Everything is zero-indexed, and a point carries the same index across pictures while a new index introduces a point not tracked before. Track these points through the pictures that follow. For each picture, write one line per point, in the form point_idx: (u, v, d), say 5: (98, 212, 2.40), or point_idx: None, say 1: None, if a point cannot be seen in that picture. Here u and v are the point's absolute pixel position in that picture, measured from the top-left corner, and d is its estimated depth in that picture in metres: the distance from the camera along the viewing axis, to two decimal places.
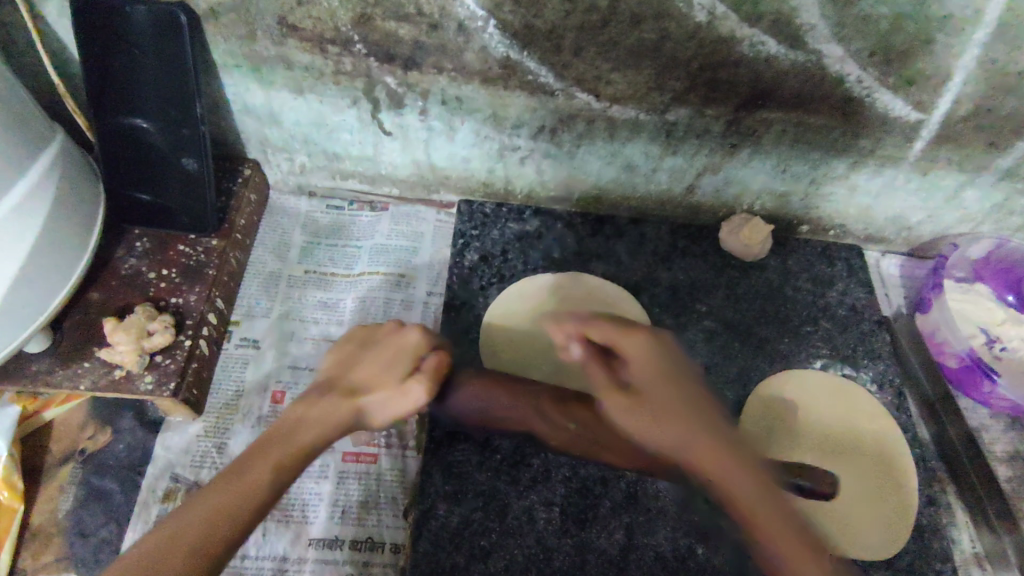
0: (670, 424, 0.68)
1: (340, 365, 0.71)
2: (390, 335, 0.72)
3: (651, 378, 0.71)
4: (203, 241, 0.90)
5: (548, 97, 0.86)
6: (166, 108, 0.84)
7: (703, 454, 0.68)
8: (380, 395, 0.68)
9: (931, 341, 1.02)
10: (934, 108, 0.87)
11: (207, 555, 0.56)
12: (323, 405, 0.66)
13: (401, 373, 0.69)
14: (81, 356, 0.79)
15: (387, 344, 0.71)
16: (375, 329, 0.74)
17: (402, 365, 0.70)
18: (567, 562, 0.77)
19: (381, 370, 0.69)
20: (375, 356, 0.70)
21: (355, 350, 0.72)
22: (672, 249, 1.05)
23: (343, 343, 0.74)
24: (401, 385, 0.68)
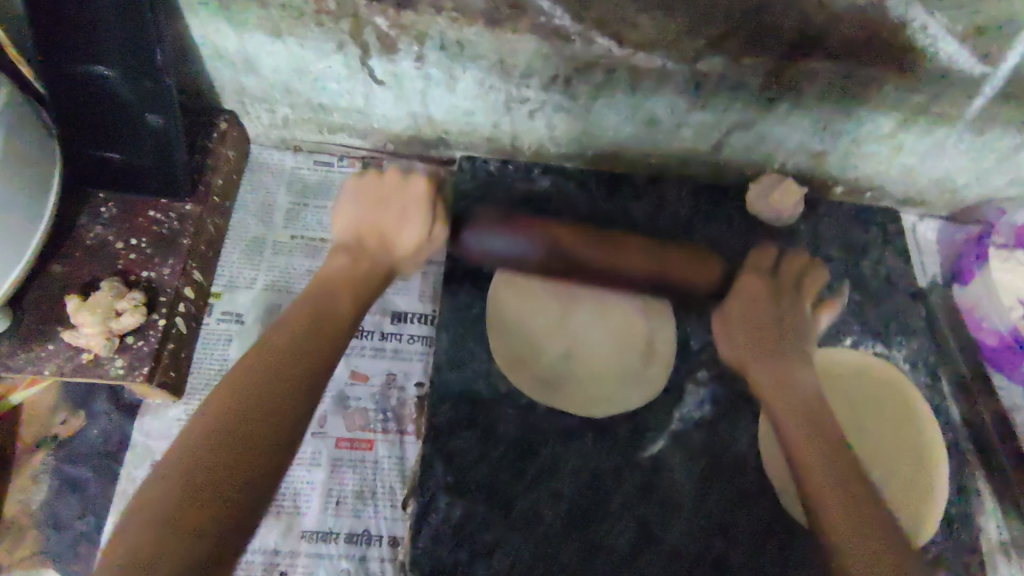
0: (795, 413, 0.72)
1: (356, 223, 0.75)
2: (399, 186, 0.75)
3: (763, 341, 0.78)
4: (177, 206, 0.81)
5: (562, 42, 0.75)
6: (128, 55, 0.73)
7: (808, 442, 0.69)
8: (410, 244, 0.74)
9: (970, 316, 0.97)
10: (1003, 61, 0.76)
11: (282, 415, 0.55)
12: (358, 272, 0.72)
13: (422, 222, 0.74)
14: (44, 338, 0.72)
15: (398, 197, 0.75)
16: (386, 183, 0.76)
17: (418, 210, 0.74)
18: (576, 558, 0.73)
19: (400, 217, 0.74)
20: (392, 208, 0.75)
21: (368, 206, 0.75)
22: (694, 213, 0.95)
23: (353, 199, 0.77)
24: (429, 231, 0.75)
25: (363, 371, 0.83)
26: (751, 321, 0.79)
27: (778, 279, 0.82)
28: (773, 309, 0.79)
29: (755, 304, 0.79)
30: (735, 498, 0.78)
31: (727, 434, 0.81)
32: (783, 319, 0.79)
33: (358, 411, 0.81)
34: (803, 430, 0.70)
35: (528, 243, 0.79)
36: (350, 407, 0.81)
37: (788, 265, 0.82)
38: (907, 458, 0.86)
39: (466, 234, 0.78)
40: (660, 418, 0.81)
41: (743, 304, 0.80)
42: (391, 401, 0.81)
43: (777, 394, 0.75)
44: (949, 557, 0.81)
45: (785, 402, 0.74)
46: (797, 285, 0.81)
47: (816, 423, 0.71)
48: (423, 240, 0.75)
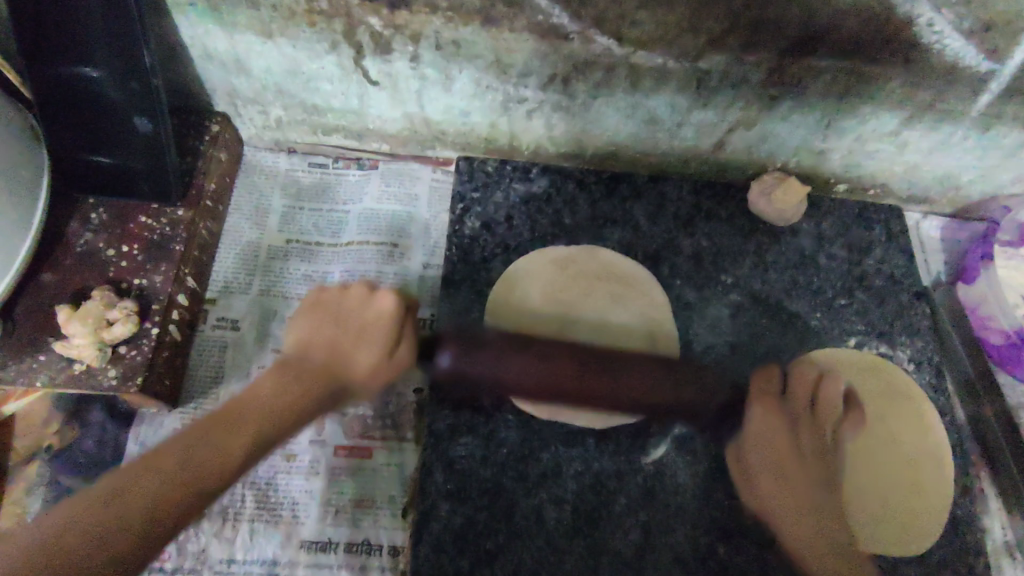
0: (789, 460, 0.73)
1: (305, 344, 0.68)
2: (359, 304, 0.69)
3: (789, 461, 0.73)
4: (168, 211, 0.79)
5: (561, 41, 0.73)
6: (117, 57, 0.71)
7: (813, 518, 0.71)
8: (362, 371, 0.67)
9: (974, 315, 0.95)
10: (1010, 58, 0.75)
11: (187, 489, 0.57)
12: (293, 387, 0.65)
13: (382, 348, 0.68)
14: (35, 349, 0.70)
15: (360, 316, 0.68)
16: (345, 300, 0.70)
17: (381, 340, 0.68)
18: (578, 565, 0.72)
19: (356, 347, 0.67)
20: (350, 331, 0.68)
21: (326, 317, 0.69)
22: (695, 212, 0.94)
23: (313, 308, 0.70)
24: (382, 361, 0.67)
25: None
26: (774, 436, 0.74)
27: (790, 402, 0.78)
28: (790, 430, 0.75)
29: (772, 425, 0.75)
30: (739, 502, 0.77)
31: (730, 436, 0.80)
32: (805, 443, 0.75)
33: (356, 418, 0.79)
34: (823, 551, 0.70)
35: (538, 367, 0.77)
36: (348, 414, 0.80)
37: (796, 379, 0.80)
38: (913, 474, 0.82)
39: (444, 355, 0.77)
40: (663, 421, 0.80)
41: (763, 429, 0.75)
42: (390, 407, 0.80)
43: (801, 505, 0.71)
44: (954, 558, 0.81)
45: (812, 526, 0.71)
46: (811, 402, 0.78)
47: (835, 528, 0.71)
48: (380, 364, 0.68)
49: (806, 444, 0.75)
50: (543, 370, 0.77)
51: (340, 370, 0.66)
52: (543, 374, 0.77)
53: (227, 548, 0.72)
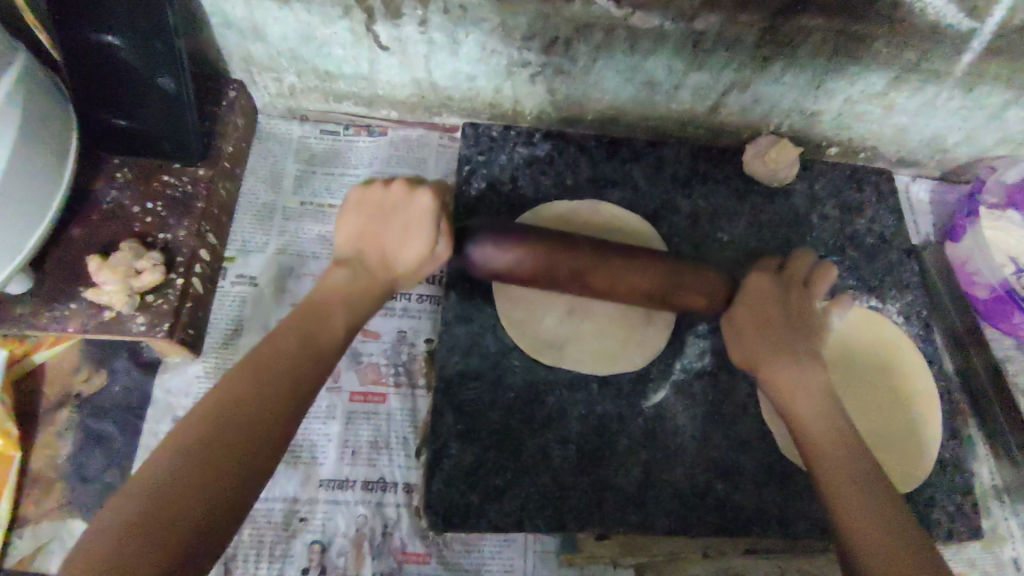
0: (777, 339, 0.77)
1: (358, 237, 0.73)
2: (404, 199, 0.72)
3: (775, 335, 0.77)
4: (189, 170, 0.83)
5: (562, 4, 0.77)
6: (142, 21, 0.75)
7: (783, 372, 0.76)
8: (408, 260, 0.71)
9: (961, 271, 0.99)
10: (990, 16, 0.79)
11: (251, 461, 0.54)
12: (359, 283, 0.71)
13: (428, 238, 0.69)
14: (67, 298, 0.74)
15: (405, 213, 0.71)
16: (390, 196, 0.73)
17: (423, 232, 0.70)
18: (584, 499, 0.76)
19: (403, 239, 0.71)
20: (396, 223, 0.71)
21: (374, 219, 0.73)
22: (692, 174, 0.98)
23: (358, 207, 0.74)
24: (427, 254, 0.71)
25: (374, 328, 0.85)
26: (774, 329, 0.77)
27: (786, 276, 0.81)
28: (789, 313, 0.78)
29: (772, 301, 0.78)
30: (735, 442, 0.81)
31: (728, 381, 0.84)
32: (795, 316, 0.78)
33: (370, 365, 0.83)
34: (832, 446, 0.69)
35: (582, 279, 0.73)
36: (362, 362, 0.83)
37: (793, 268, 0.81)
38: (894, 423, 0.85)
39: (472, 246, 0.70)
40: (663, 368, 0.83)
41: (755, 297, 0.78)
42: (402, 356, 0.84)
43: (812, 395, 0.73)
44: (942, 498, 0.85)
45: (817, 428, 0.71)
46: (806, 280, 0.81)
47: (828, 405, 0.73)
48: (420, 259, 0.71)
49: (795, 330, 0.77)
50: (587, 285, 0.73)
51: (389, 260, 0.72)
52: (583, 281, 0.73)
53: None
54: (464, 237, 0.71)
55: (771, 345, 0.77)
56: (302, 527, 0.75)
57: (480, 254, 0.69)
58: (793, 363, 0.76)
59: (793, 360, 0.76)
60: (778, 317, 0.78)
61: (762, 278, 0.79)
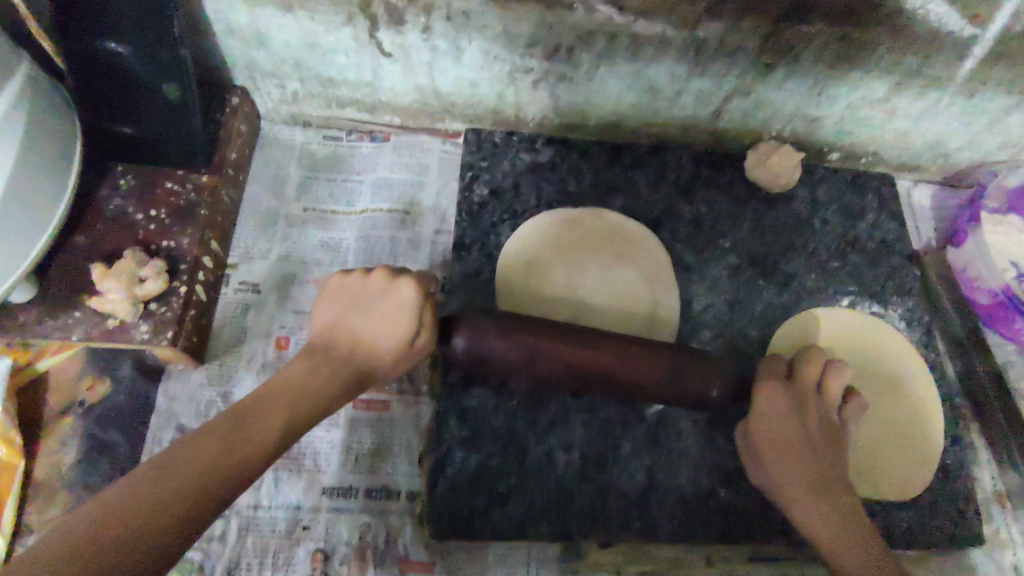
0: (787, 440, 0.72)
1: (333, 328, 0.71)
2: (383, 291, 0.70)
3: (787, 441, 0.72)
4: (192, 177, 0.83)
5: (565, 10, 0.77)
6: (147, 28, 0.75)
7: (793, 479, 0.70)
8: (385, 352, 0.70)
9: (963, 277, 0.99)
10: (991, 23, 0.79)
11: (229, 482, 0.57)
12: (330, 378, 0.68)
13: (405, 334, 0.68)
14: (71, 306, 0.74)
15: (384, 304, 0.70)
16: (370, 286, 0.71)
17: (403, 324, 0.68)
18: (587, 505, 0.76)
19: (381, 327, 0.69)
20: (374, 312, 0.70)
21: (350, 310, 0.71)
22: (694, 179, 0.98)
23: (333, 300, 0.73)
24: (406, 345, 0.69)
25: None
26: (782, 419, 0.73)
27: (797, 384, 0.75)
28: (809, 424, 0.72)
29: (779, 409, 0.73)
30: (738, 449, 0.81)
31: None
32: (812, 420, 0.73)
33: None
34: (805, 487, 0.69)
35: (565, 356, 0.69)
36: None
37: (808, 365, 0.76)
38: (899, 429, 0.85)
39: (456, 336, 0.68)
40: None
41: (768, 407, 0.73)
42: None
43: (797, 461, 0.71)
44: (944, 504, 0.85)
45: (799, 473, 0.70)
46: (819, 385, 0.75)
47: (846, 512, 0.66)
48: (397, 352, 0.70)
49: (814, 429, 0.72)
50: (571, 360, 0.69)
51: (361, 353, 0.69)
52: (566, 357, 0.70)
53: (253, 494, 0.76)
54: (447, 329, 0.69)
55: (783, 453, 0.72)
56: (306, 534, 0.75)
57: (470, 343, 0.67)
58: (805, 467, 0.70)
59: (801, 462, 0.71)
60: (784, 420, 0.72)
61: (772, 393, 0.74)
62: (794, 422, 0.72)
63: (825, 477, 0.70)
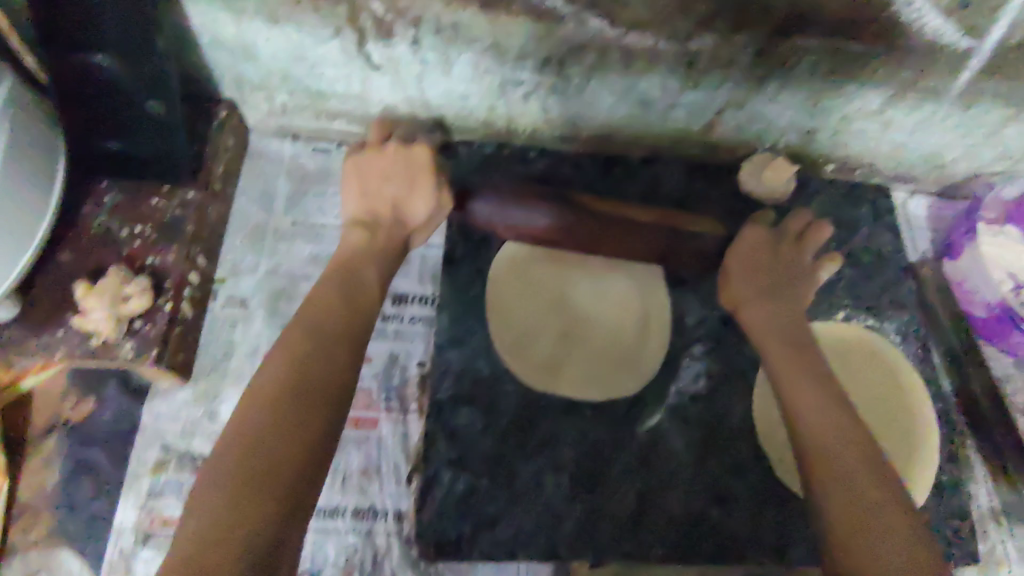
0: (769, 295, 0.79)
1: (365, 203, 0.79)
2: (406, 159, 0.80)
3: (777, 303, 0.79)
4: (179, 193, 0.83)
5: (555, 24, 0.76)
6: (127, 44, 0.73)
7: (800, 369, 0.71)
8: (421, 212, 0.79)
9: (959, 290, 0.97)
10: (988, 36, 0.78)
11: (314, 440, 0.57)
12: (379, 240, 0.76)
13: (433, 189, 0.79)
14: (54, 324, 0.74)
15: (399, 166, 0.79)
16: (386, 158, 0.80)
17: (431, 180, 0.80)
18: (576, 526, 0.75)
19: (411, 193, 0.79)
20: (399, 177, 0.79)
21: (375, 183, 0.79)
22: (687, 192, 0.97)
23: (355, 177, 0.80)
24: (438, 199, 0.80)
25: (366, 351, 0.84)
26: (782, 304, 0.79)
27: (779, 232, 0.84)
28: (783, 264, 0.82)
29: (764, 255, 0.82)
30: (730, 467, 0.80)
31: (723, 405, 0.83)
32: (795, 263, 0.83)
33: (362, 390, 0.82)
34: (833, 416, 0.66)
35: (562, 232, 0.82)
36: (354, 387, 0.82)
37: (795, 218, 0.86)
38: (893, 442, 0.85)
39: (477, 202, 0.83)
40: (657, 392, 0.83)
41: (753, 262, 0.82)
42: (394, 380, 0.83)
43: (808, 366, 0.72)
44: (939, 522, 0.84)
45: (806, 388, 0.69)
46: (797, 235, 0.85)
47: (843, 409, 0.67)
48: (432, 211, 0.80)
49: (795, 287, 0.81)
50: (570, 233, 0.83)
51: (401, 214, 0.79)
52: (571, 230, 0.82)
53: None
54: (468, 198, 0.84)
55: (778, 338, 0.76)
56: None
57: (485, 212, 0.83)
58: (811, 367, 0.72)
59: (804, 354, 0.74)
60: (778, 313, 0.78)
61: (756, 235, 0.83)
62: (790, 314, 0.79)
63: (829, 377, 0.71)
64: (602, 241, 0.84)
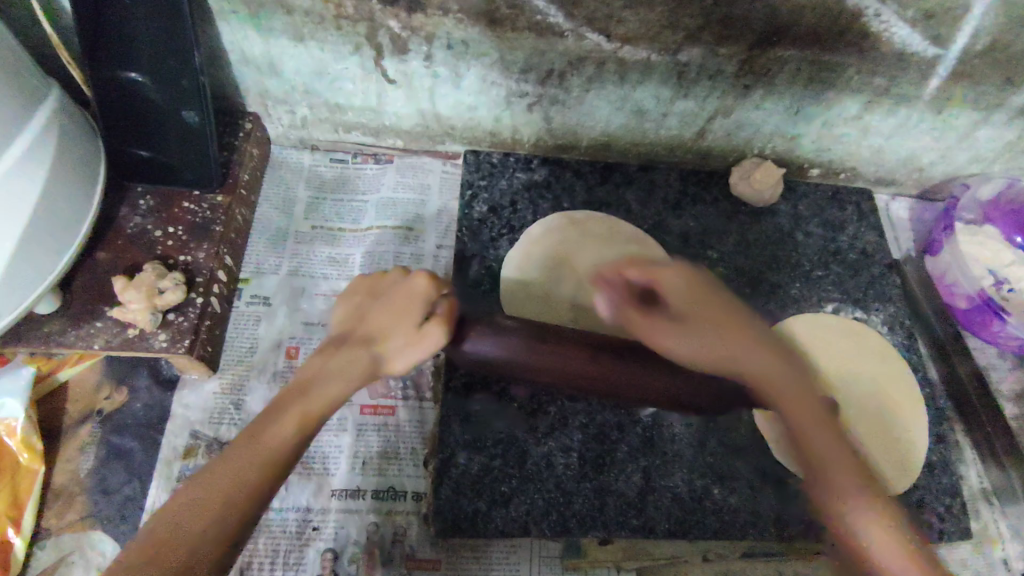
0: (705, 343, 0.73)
1: (353, 319, 0.71)
2: (399, 282, 0.70)
3: (701, 333, 0.73)
4: (208, 197, 0.88)
5: (557, 39, 0.83)
6: (164, 57, 0.80)
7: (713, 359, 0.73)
8: (394, 350, 0.67)
9: (941, 284, 1.03)
10: (952, 44, 0.85)
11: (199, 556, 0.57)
12: (338, 358, 0.67)
13: (413, 321, 0.67)
14: (92, 317, 0.78)
15: (393, 295, 0.69)
16: (385, 281, 0.72)
17: (412, 314, 0.67)
18: (586, 504, 0.79)
19: (392, 322, 0.68)
20: (386, 306, 0.69)
21: (364, 302, 0.71)
22: (682, 196, 1.03)
23: (351, 295, 0.73)
24: (411, 335, 0.67)
25: None
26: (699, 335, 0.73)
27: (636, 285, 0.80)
28: (711, 303, 0.76)
29: (689, 300, 0.75)
30: (731, 448, 0.84)
31: None
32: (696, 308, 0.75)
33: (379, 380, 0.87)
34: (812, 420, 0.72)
35: (564, 356, 0.75)
36: None
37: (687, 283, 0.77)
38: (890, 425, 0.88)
39: (470, 337, 0.74)
40: None
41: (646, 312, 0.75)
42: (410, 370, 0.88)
43: (774, 374, 0.74)
44: (931, 500, 0.88)
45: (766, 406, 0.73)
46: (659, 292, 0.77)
47: (826, 427, 0.72)
48: (407, 343, 0.67)
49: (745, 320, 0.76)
50: (571, 356, 0.75)
51: (375, 347, 0.67)
52: (567, 359, 0.75)
53: None
54: (461, 331, 0.74)
55: (710, 346, 0.73)
56: (315, 535, 0.78)
57: (478, 346, 0.74)
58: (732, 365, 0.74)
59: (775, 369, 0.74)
60: (713, 334, 0.73)
61: (674, 289, 0.76)
62: (723, 342, 0.73)
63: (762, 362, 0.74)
64: (605, 364, 0.75)
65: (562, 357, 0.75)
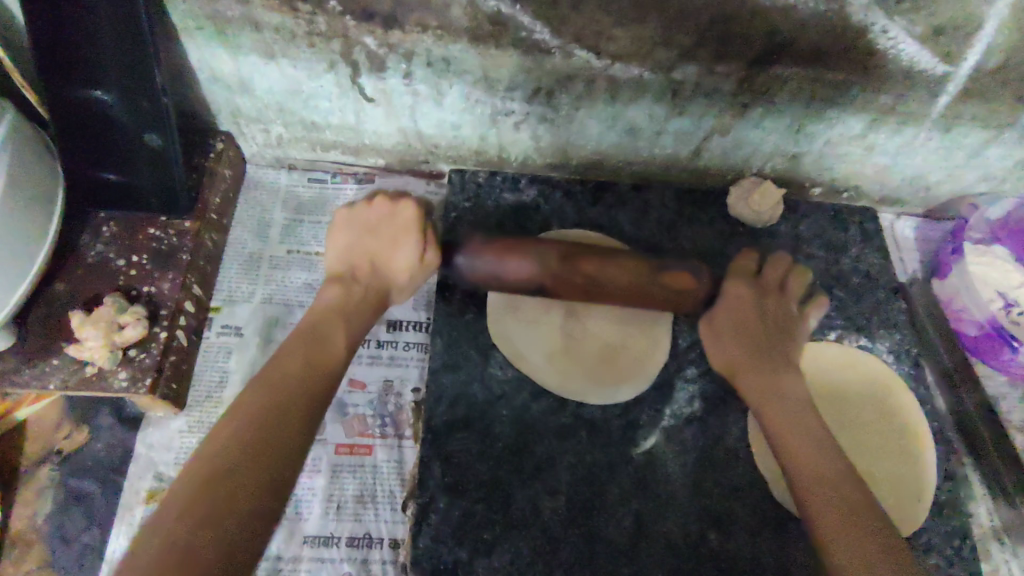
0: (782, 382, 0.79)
1: (350, 252, 0.82)
2: (389, 215, 0.83)
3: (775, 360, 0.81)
4: (175, 223, 0.83)
5: (543, 56, 0.78)
6: (127, 78, 0.76)
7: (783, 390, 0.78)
8: (400, 271, 0.81)
9: (949, 308, 0.99)
10: (962, 61, 0.80)
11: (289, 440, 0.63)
12: (354, 290, 0.79)
13: (411, 249, 0.81)
14: (48, 353, 0.74)
15: (388, 227, 0.82)
16: (373, 213, 0.84)
17: (408, 238, 0.81)
18: (573, 553, 0.74)
19: (392, 251, 0.81)
20: (383, 237, 0.82)
21: (363, 237, 0.83)
22: (678, 218, 0.98)
23: (347, 226, 0.84)
24: (413, 264, 0.81)
25: (360, 378, 0.85)
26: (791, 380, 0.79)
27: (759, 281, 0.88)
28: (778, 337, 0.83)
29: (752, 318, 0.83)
30: (727, 489, 0.80)
31: (716, 427, 0.83)
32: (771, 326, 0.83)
33: (356, 417, 0.83)
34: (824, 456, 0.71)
35: (544, 262, 0.82)
36: (348, 414, 0.83)
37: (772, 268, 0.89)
38: (894, 457, 0.85)
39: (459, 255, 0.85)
40: (651, 414, 0.82)
41: (734, 322, 0.83)
42: (388, 406, 0.84)
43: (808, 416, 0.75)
44: (938, 542, 0.83)
45: (796, 448, 0.72)
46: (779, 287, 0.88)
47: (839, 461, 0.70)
48: (410, 269, 0.81)
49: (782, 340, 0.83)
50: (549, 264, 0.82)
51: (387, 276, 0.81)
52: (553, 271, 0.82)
53: None
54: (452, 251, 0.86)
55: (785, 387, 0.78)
56: None
57: (466, 263, 0.84)
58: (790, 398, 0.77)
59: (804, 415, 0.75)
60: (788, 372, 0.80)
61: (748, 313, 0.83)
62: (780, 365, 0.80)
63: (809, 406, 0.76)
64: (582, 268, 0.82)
65: (544, 269, 0.82)
